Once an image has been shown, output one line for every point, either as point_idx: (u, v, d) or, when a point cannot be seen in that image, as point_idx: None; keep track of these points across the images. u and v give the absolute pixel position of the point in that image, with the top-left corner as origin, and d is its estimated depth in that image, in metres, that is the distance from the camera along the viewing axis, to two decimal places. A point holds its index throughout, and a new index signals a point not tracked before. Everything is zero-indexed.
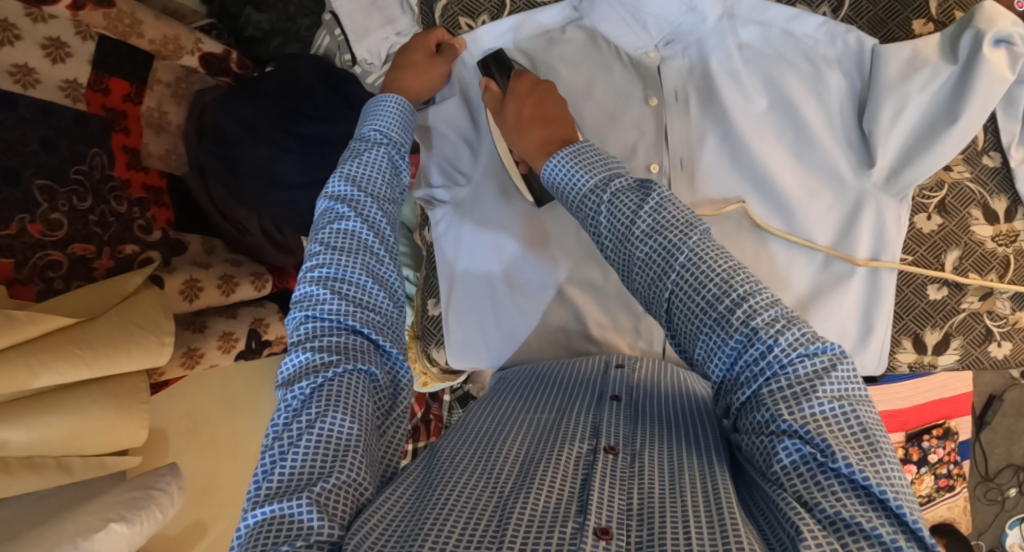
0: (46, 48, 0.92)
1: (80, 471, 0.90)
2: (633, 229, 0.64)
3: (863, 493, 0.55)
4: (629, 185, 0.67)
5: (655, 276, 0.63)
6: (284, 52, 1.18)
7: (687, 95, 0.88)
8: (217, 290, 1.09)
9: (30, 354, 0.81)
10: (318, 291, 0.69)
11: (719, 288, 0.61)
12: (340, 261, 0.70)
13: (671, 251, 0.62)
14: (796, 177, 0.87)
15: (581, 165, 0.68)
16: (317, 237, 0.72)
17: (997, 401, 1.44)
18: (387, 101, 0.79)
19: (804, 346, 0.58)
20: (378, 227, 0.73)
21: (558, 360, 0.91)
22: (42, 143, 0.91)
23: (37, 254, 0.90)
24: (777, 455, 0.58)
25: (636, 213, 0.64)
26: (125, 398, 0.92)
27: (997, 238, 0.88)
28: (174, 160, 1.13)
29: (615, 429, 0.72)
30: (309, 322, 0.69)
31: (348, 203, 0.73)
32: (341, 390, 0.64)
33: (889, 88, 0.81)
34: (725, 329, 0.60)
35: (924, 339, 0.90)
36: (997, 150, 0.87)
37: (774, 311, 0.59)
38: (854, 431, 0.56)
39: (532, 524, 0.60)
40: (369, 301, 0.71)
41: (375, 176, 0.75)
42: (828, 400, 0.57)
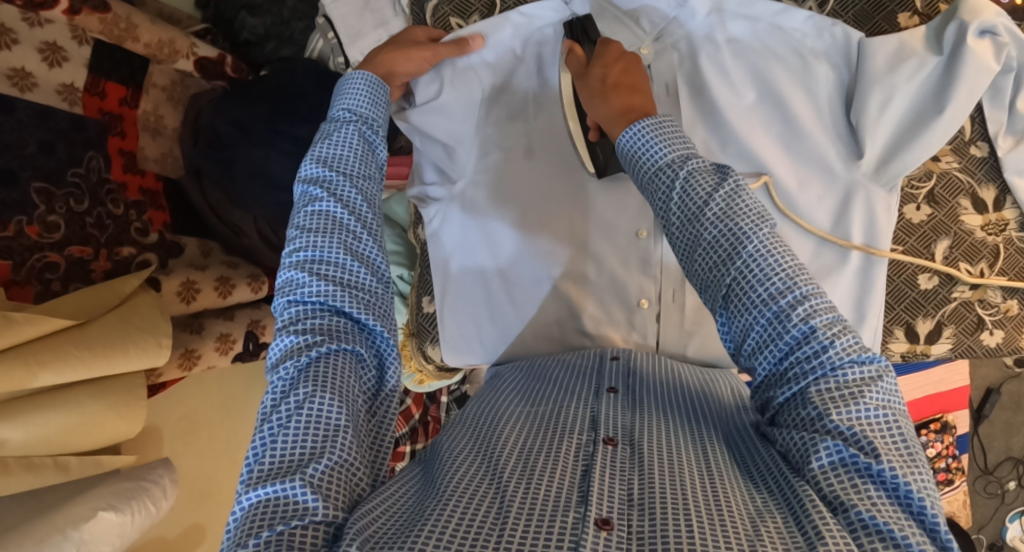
0: (43, 52, 0.93)
1: (77, 469, 0.91)
2: (705, 212, 0.62)
3: (903, 503, 0.55)
4: (707, 167, 0.64)
5: (719, 261, 0.62)
6: (279, 55, 1.20)
7: (677, 88, 0.88)
8: (214, 293, 1.10)
9: (29, 352, 0.82)
10: (297, 275, 0.70)
11: (782, 282, 0.60)
12: (317, 241, 0.70)
13: (740, 238, 0.61)
14: (788, 168, 0.88)
15: (660, 138, 0.66)
16: (294, 223, 0.73)
17: (994, 394, 1.45)
18: (354, 79, 0.79)
19: (857, 353, 0.59)
20: (361, 210, 0.73)
21: (552, 355, 0.91)
22: (39, 146, 0.92)
23: (35, 256, 0.90)
24: (816, 455, 0.58)
25: (710, 196, 0.63)
26: (123, 397, 0.92)
27: (986, 227, 0.89)
28: (170, 163, 1.15)
29: (614, 420, 0.73)
30: (293, 307, 0.69)
31: (321, 184, 0.73)
32: (328, 370, 0.65)
33: (877, 79, 0.82)
34: (782, 324, 0.59)
35: (916, 328, 0.91)
36: (985, 140, 0.88)
37: (831, 315, 0.59)
38: (896, 440, 0.57)
39: (538, 514, 0.60)
40: (351, 281, 0.70)
41: (348, 155, 0.75)
42: (875, 407, 0.57)
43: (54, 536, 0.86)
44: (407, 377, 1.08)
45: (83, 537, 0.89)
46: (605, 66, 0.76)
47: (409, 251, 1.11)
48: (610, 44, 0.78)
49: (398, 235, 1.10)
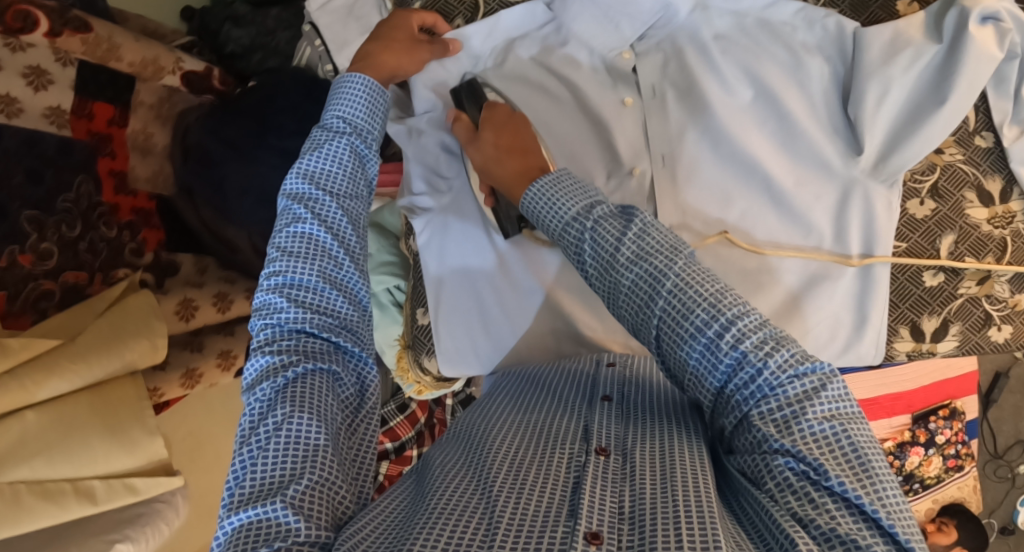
0: (27, 76, 0.91)
1: (105, 498, 0.90)
2: (619, 256, 0.64)
3: (865, 517, 0.55)
4: (612, 212, 0.67)
5: (642, 303, 0.63)
6: (265, 66, 1.18)
7: (664, 90, 0.86)
8: (212, 308, 1.10)
9: (19, 375, 0.82)
10: (275, 299, 0.69)
11: (708, 313, 0.60)
12: (297, 265, 0.70)
13: (657, 277, 0.62)
14: (784, 166, 0.85)
15: (561, 195, 0.69)
16: (275, 242, 0.72)
17: (1003, 379, 1.46)
18: (353, 81, 0.76)
19: (791, 368, 0.59)
20: (339, 222, 0.73)
21: (550, 363, 0.91)
22: (27, 174, 0.91)
23: (29, 286, 0.91)
24: (769, 473, 0.58)
25: (620, 240, 0.64)
26: (112, 403, 0.92)
27: (992, 220, 0.86)
28: (162, 181, 1.13)
29: (607, 430, 0.71)
30: (268, 329, 0.69)
31: (304, 203, 0.72)
32: (306, 391, 0.65)
33: (872, 71, 0.80)
34: (714, 354, 0.60)
35: (921, 326, 0.88)
36: (990, 129, 0.85)
37: (762, 333, 0.60)
38: (844, 448, 0.57)
39: (528, 532, 0.60)
40: (326, 305, 0.70)
41: (335, 170, 0.75)
42: (819, 420, 0.58)
43: None
44: (406, 387, 1.07)
45: None
46: (495, 132, 0.79)
47: (404, 260, 1.08)
48: (497, 107, 0.81)
49: (391, 246, 1.08)
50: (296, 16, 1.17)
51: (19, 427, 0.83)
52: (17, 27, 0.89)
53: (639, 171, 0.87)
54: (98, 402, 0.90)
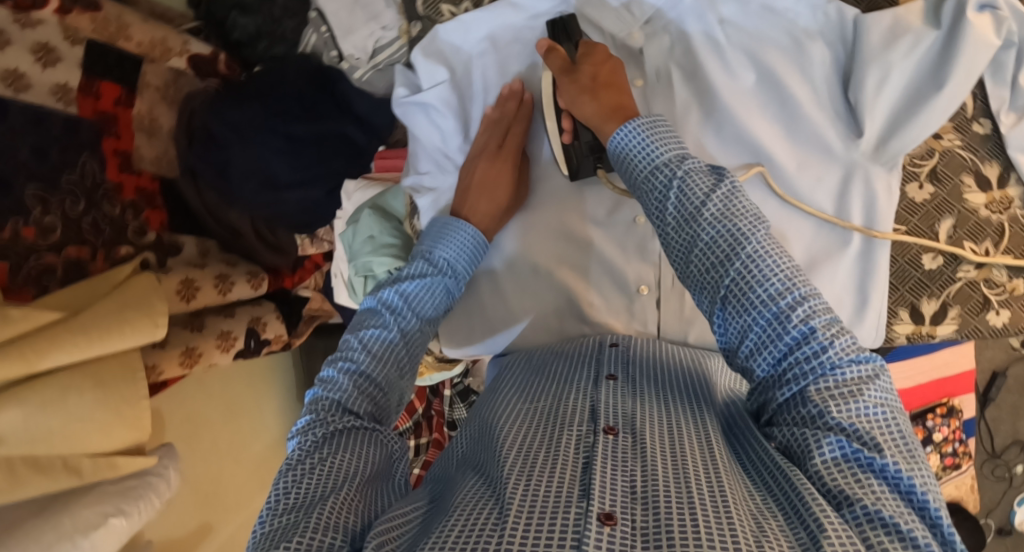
0: (37, 53, 0.92)
1: (90, 473, 0.89)
2: (703, 212, 0.68)
3: (905, 497, 0.61)
4: (703, 168, 0.71)
5: (716, 263, 0.68)
6: (272, 54, 1.15)
7: (669, 72, 0.87)
8: (214, 289, 1.10)
9: (24, 344, 0.81)
10: (345, 376, 0.77)
11: (781, 284, 0.66)
12: (367, 365, 0.78)
13: (739, 240, 0.67)
14: (787, 149, 0.86)
15: (654, 138, 0.72)
16: (359, 334, 0.80)
17: (1000, 377, 1.45)
18: (465, 231, 0.86)
19: (855, 354, 0.65)
20: (407, 336, 0.82)
21: (552, 346, 0.92)
22: (33, 151, 0.91)
23: (31, 259, 0.90)
24: (820, 450, 0.63)
25: (707, 198, 0.69)
26: (105, 378, 0.90)
27: (990, 205, 0.87)
28: (166, 163, 1.13)
29: (614, 409, 0.74)
30: (330, 393, 0.76)
31: (391, 314, 0.81)
32: (350, 443, 0.71)
33: (873, 56, 0.81)
34: (781, 325, 0.65)
35: (921, 309, 0.89)
36: (987, 116, 0.87)
37: (829, 316, 0.65)
38: (895, 434, 0.62)
39: (544, 508, 0.62)
40: (382, 394, 0.78)
41: (426, 297, 0.83)
42: (875, 404, 0.63)
43: (63, 544, 0.84)
44: None
45: (93, 544, 0.86)
46: (593, 66, 0.80)
47: (406, 243, 1.06)
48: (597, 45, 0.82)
49: (393, 228, 1.06)
50: None
51: (18, 407, 0.81)
52: (28, 4, 0.90)
53: None
54: (99, 381, 0.89)
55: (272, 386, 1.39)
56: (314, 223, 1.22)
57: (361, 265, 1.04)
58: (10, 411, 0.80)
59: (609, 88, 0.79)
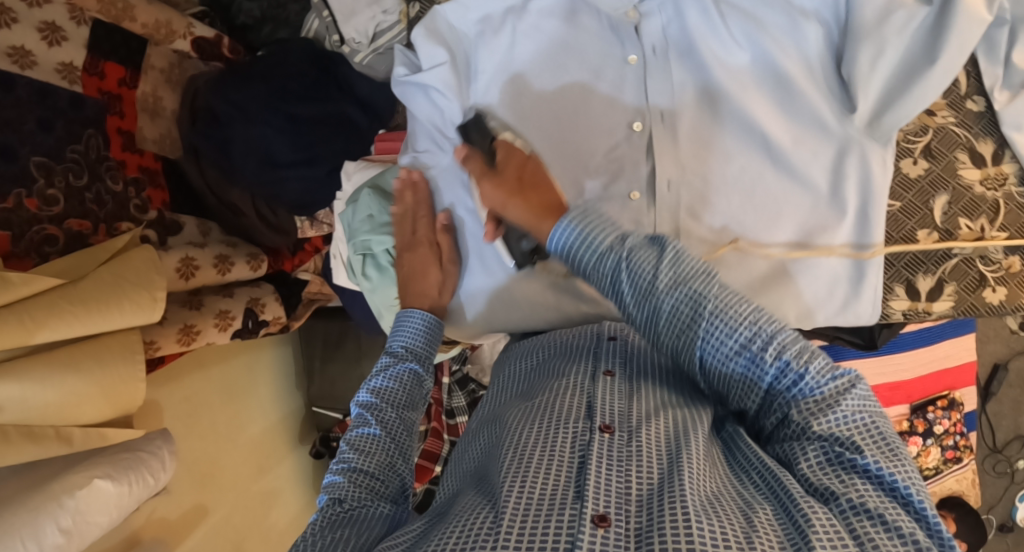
0: (42, 31, 0.93)
1: (81, 442, 0.89)
2: (658, 285, 0.69)
3: (890, 492, 0.61)
4: (643, 242, 0.72)
5: (684, 326, 0.69)
6: (275, 38, 1.18)
7: (665, 50, 0.87)
8: (212, 269, 1.12)
9: (23, 310, 0.82)
10: (354, 446, 0.77)
11: (749, 331, 0.66)
12: (359, 461, 0.76)
13: (698, 300, 0.68)
14: (781, 125, 0.86)
15: (591, 231, 0.72)
16: (359, 403, 0.81)
17: (1002, 370, 1.44)
18: (413, 317, 0.88)
19: (830, 372, 0.65)
20: (408, 385, 0.83)
21: (560, 331, 0.93)
22: (39, 124, 0.93)
23: (33, 229, 0.91)
24: (805, 457, 0.64)
25: (659, 267, 0.70)
26: (99, 351, 0.90)
27: (985, 181, 0.88)
28: (169, 144, 1.15)
29: (609, 405, 0.75)
30: (341, 471, 0.75)
31: (384, 374, 0.83)
32: (352, 519, 0.71)
33: (866, 33, 0.81)
34: (757, 367, 0.66)
35: (917, 285, 0.89)
36: (981, 94, 0.87)
37: (798, 345, 0.66)
38: (877, 436, 0.63)
39: (534, 517, 0.64)
40: (390, 451, 0.78)
41: (396, 387, 0.82)
42: (852, 412, 0.64)
43: (48, 503, 0.85)
44: None
45: (78, 505, 0.87)
46: (517, 168, 0.81)
47: None
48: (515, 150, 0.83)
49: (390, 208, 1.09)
50: None
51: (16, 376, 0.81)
52: None
53: (638, 128, 0.88)
54: (97, 354, 0.90)
55: (267, 370, 1.39)
56: (314, 205, 1.22)
57: (360, 243, 1.07)
58: (8, 382, 0.81)
59: (535, 187, 0.79)
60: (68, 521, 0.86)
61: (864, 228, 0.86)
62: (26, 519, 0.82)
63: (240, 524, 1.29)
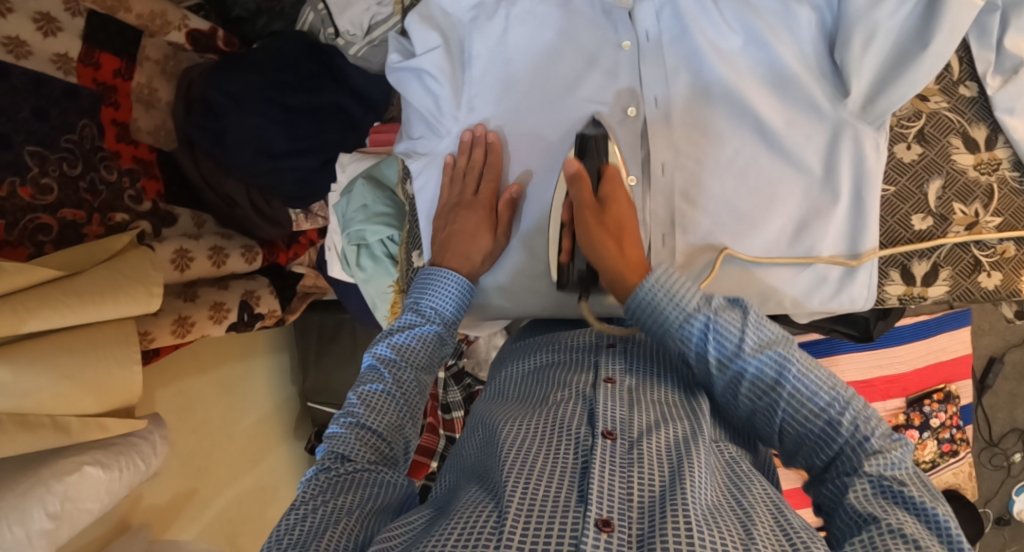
0: (38, 22, 0.93)
1: (78, 432, 0.88)
2: (743, 346, 0.71)
3: (933, 528, 0.62)
4: (725, 304, 0.74)
5: (765, 389, 0.70)
6: (270, 30, 1.20)
7: (659, 36, 0.88)
8: (207, 261, 1.12)
9: (17, 300, 0.81)
10: (364, 402, 0.79)
11: (828, 395, 0.68)
12: (367, 418, 0.78)
13: (783, 363, 0.70)
14: (775, 108, 0.87)
15: (674, 289, 0.75)
16: (376, 357, 0.83)
17: (997, 363, 1.44)
18: (449, 277, 0.86)
19: (889, 435, 0.67)
20: (427, 347, 0.84)
21: (553, 337, 0.93)
22: (33, 112, 0.92)
23: (27, 217, 0.91)
24: (851, 491, 0.65)
25: (743, 329, 0.71)
26: (96, 341, 0.90)
27: (979, 166, 0.88)
28: (163, 136, 1.15)
29: (612, 411, 0.74)
30: (348, 426, 0.77)
31: (406, 333, 0.84)
32: (349, 486, 0.73)
33: (859, 15, 0.81)
34: (832, 430, 0.68)
35: (912, 270, 0.90)
36: (973, 80, 0.88)
37: (868, 411, 0.68)
38: (923, 485, 0.65)
39: (538, 516, 0.64)
40: (396, 412, 0.80)
41: (417, 347, 0.84)
42: (901, 463, 0.66)
43: (36, 487, 0.83)
44: None
45: (67, 490, 0.86)
46: (615, 205, 0.82)
47: (399, 212, 1.09)
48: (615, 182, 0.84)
49: (386, 198, 1.10)
50: None
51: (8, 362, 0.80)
52: None
53: (634, 112, 0.89)
54: (87, 352, 0.88)
55: (261, 364, 1.38)
56: (309, 197, 1.23)
57: (354, 232, 1.08)
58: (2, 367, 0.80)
59: (626, 233, 0.81)
60: (56, 506, 0.84)
61: (858, 209, 0.87)
62: (15, 503, 0.81)
63: (235, 518, 1.28)
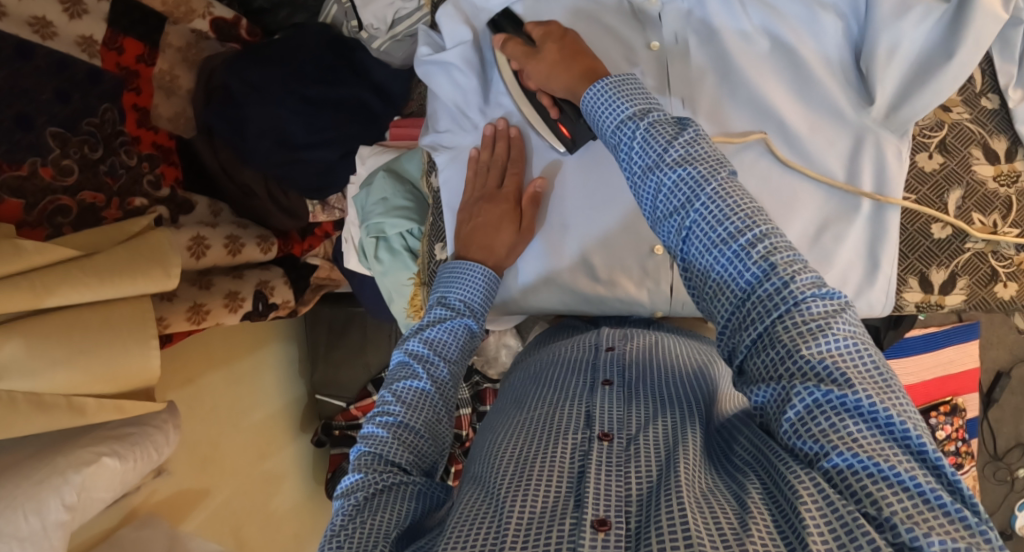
0: (64, 3, 0.93)
1: (95, 413, 0.87)
2: (667, 158, 0.71)
3: (882, 430, 0.61)
4: (667, 120, 0.73)
5: (678, 206, 0.71)
6: (292, 22, 1.21)
7: (687, 37, 0.88)
8: (223, 249, 1.11)
9: (35, 278, 0.81)
10: (398, 403, 0.79)
11: (741, 222, 0.68)
12: (405, 416, 0.78)
13: (699, 184, 0.69)
14: (799, 114, 0.87)
15: (621, 95, 0.75)
16: (407, 354, 0.83)
17: (1005, 377, 1.45)
18: (474, 271, 0.87)
19: (817, 288, 0.65)
20: (459, 341, 0.85)
21: (549, 352, 0.97)
22: (55, 94, 0.92)
23: (47, 198, 0.91)
24: (790, 405, 0.63)
25: (670, 143, 0.71)
26: (113, 319, 0.89)
27: (998, 177, 0.89)
28: (183, 123, 1.15)
29: (608, 415, 0.78)
30: (383, 430, 0.77)
31: (435, 328, 0.84)
32: (386, 499, 0.72)
33: (885, 24, 0.82)
34: (742, 262, 0.67)
35: (930, 278, 0.90)
36: (995, 92, 0.89)
37: (793, 254, 0.66)
38: (867, 365, 0.63)
39: (537, 523, 0.67)
40: (430, 411, 0.80)
41: (449, 340, 0.84)
42: (841, 337, 0.63)
43: (53, 478, 0.83)
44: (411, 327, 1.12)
45: (83, 482, 0.85)
46: (557, 41, 0.84)
47: (419, 206, 1.11)
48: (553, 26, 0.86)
49: (406, 192, 1.11)
50: None
51: (21, 336, 0.80)
52: None
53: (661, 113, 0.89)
54: (100, 348, 0.87)
55: (269, 355, 1.37)
56: (324, 189, 1.22)
57: (374, 226, 1.08)
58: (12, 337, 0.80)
59: (576, 55, 0.81)
60: (73, 498, 0.84)
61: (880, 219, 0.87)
62: (30, 493, 0.81)
63: (241, 510, 1.27)
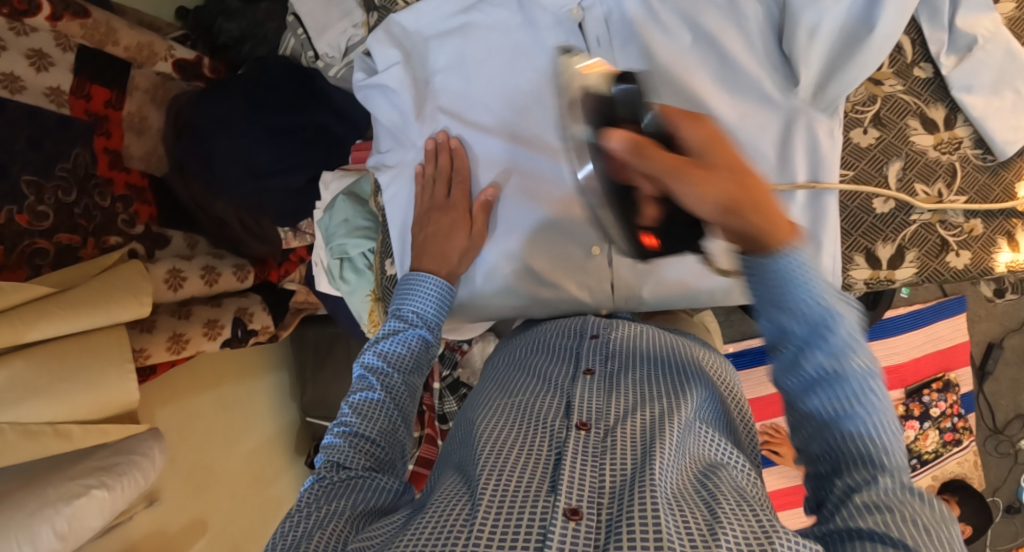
0: (30, 58, 0.99)
1: (81, 438, 0.92)
2: (853, 345, 0.66)
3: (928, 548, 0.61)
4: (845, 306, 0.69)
5: (850, 388, 0.66)
6: (255, 55, 1.25)
7: (609, 39, 0.89)
8: (199, 280, 1.16)
9: (15, 314, 0.85)
10: (355, 411, 0.82)
11: (897, 439, 0.65)
12: (360, 425, 0.81)
13: (871, 385, 0.65)
14: (727, 102, 0.87)
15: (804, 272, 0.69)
16: (364, 365, 0.86)
17: (997, 348, 1.41)
18: (427, 282, 0.89)
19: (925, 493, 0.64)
20: (413, 352, 0.87)
21: (528, 335, 0.97)
22: (29, 142, 0.98)
23: (24, 242, 0.96)
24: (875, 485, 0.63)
25: (850, 331, 0.67)
26: (90, 347, 0.94)
27: (939, 146, 0.89)
28: (155, 161, 1.21)
29: (586, 403, 0.79)
30: (340, 435, 0.81)
31: (390, 340, 0.87)
32: (341, 489, 0.76)
33: (805, 5, 0.82)
34: (883, 452, 0.64)
35: (877, 254, 0.90)
36: (928, 60, 0.89)
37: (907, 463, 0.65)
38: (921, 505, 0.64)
39: (509, 505, 0.68)
40: (385, 418, 0.83)
41: (402, 351, 0.87)
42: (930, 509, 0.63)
43: (45, 508, 0.87)
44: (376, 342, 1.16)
45: (74, 512, 0.89)
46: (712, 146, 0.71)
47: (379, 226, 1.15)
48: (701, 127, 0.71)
49: (366, 213, 1.15)
50: (284, 8, 1.23)
51: (9, 368, 0.85)
52: (23, 8, 0.95)
53: None
54: (79, 375, 0.91)
55: (260, 378, 1.42)
56: (298, 213, 1.26)
57: (337, 246, 1.12)
58: None
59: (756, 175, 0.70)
60: (64, 526, 0.88)
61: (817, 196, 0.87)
62: (23, 524, 0.85)
63: (240, 530, 1.32)
